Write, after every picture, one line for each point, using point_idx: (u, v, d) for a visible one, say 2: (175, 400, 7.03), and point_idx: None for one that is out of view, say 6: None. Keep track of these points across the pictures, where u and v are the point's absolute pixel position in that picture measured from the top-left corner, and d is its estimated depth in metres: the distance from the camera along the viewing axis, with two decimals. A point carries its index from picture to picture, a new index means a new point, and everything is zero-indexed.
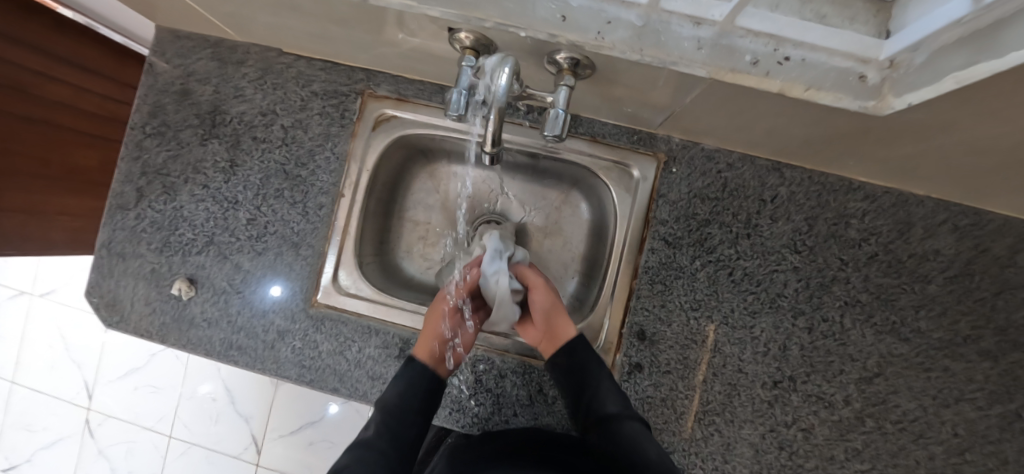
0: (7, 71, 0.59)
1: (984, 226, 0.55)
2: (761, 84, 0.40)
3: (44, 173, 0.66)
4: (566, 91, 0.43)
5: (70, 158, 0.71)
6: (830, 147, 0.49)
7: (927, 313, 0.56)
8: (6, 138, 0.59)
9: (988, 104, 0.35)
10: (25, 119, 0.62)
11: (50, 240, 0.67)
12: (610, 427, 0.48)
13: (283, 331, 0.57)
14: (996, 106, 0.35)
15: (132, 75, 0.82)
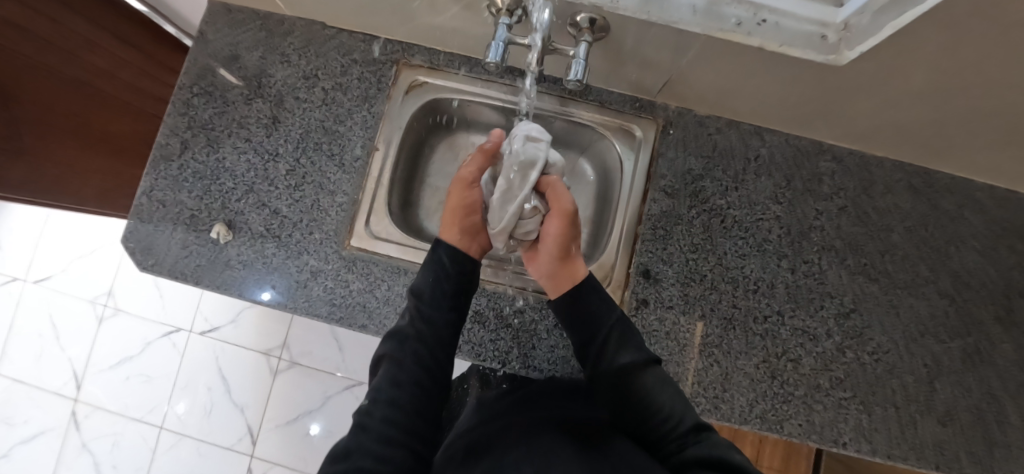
0: (56, 29, 0.62)
1: (932, 184, 0.65)
2: (742, 42, 0.48)
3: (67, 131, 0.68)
4: (585, 46, 0.52)
5: (99, 125, 0.73)
6: (802, 107, 0.58)
7: (893, 258, 0.63)
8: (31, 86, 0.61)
9: (919, 51, 0.44)
10: (59, 76, 0.65)
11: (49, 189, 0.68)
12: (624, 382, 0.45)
13: (316, 271, 0.61)
14: (924, 53, 0.44)
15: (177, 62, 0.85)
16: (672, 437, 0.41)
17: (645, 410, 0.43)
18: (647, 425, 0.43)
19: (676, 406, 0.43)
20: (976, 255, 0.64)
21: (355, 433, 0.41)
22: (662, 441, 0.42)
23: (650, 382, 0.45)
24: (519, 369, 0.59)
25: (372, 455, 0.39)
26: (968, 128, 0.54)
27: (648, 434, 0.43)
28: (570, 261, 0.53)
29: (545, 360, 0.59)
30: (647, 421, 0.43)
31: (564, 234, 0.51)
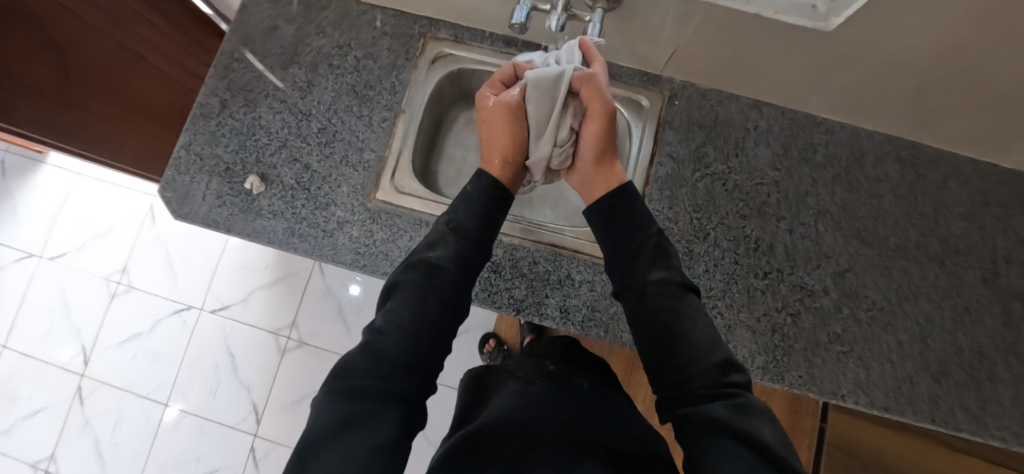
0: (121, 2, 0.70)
1: (918, 156, 0.70)
2: (742, 10, 0.54)
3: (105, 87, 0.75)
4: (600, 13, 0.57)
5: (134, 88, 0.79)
6: (796, 78, 0.64)
7: (884, 222, 0.68)
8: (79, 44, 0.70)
9: (893, 18, 0.50)
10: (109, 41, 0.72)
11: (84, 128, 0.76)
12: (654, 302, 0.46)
13: (342, 222, 0.64)
14: (897, 19, 0.49)
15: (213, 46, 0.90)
16: (695, 390, 0.40)
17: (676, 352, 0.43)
18: (673, 371, 0.43)
19: (704, 346, 0.43)
20: (961, 221, 0.68)
21: (364, 354, 0.44)
22: (687, 372, 0.42)
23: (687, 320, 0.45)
24: (532, 317, 0.61)
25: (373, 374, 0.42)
26: (945, 95, 0.59)
27: (673, 362, 0.43)
28: (605, 170, 0.55)
29: (557, 308, 0.62)
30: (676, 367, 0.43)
31: (601, 130, 0.54)
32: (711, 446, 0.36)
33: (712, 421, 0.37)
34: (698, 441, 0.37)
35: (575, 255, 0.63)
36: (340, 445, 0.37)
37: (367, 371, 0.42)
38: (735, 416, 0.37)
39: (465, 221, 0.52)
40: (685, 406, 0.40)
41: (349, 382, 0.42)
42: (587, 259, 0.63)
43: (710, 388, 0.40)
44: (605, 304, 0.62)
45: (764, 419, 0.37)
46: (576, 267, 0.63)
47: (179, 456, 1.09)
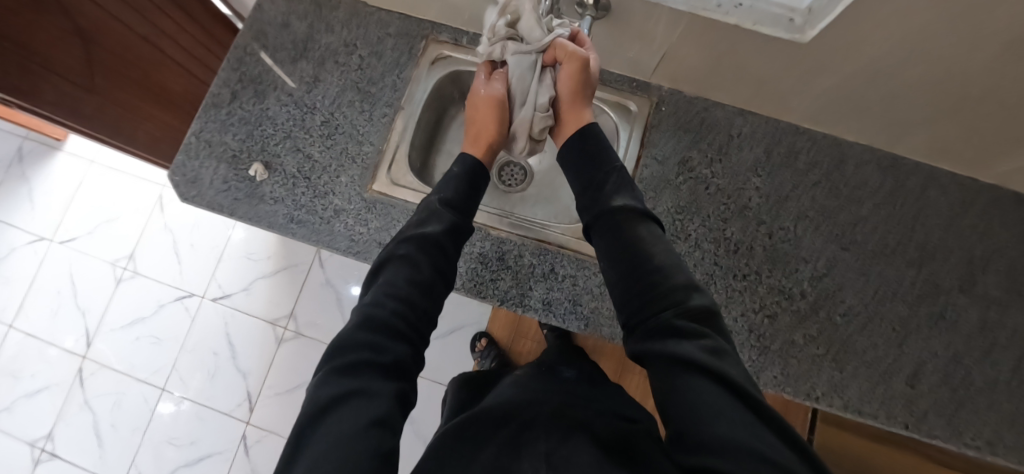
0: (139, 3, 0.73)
1: (898, 166, 0.72)
2: (721, 21, 0.57)
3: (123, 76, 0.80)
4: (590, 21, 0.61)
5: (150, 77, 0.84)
6: (777, 87, 0.66)
7: (863, 229, 0.69)
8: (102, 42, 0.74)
9: (861, 31, 0.53)
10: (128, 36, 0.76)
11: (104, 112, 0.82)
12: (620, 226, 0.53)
13: (339, 210, 0.67)
14: (864, 33, 0.53)
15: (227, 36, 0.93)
16: (667, 324, 0.45)
17: (649, 288, 0.49)
18: (645, 306, 0.48)
19: (667, 270, 0.49)
20: (939, 230, 0.70)
21: (359, 325, 0.48)
22: (652, 291, 0.48)
23: (655, 259, 0.50)
24: (516, 308, 0.64)
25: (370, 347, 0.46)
26: (917, 106, 0.62)
27: (641, 287, 0.49)
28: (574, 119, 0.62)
29: (540, 300, 0.64)
30: (649, 304, 0.48)
31: (574, 75, 0.60)
32: (678, 379, 0.41)
33: (680, 356, 0.42)
34: (668, 373, 0.42)
35: (560, 250, 0.66)
36: (341, 413, 0.40)
37: (362, 341, 0.46)
38: (702, 354, 0.42)
39: (454, 198, 0.60)
40: (656, 337, 0.45)
41: (346, 353, 0.46)
42: (571, 255, 0.66)
43: (680, 323, 0.45)
44: (586, 298, 0.64)
45: (725, 352, 0.43)
46: (560, 262, 0.65)
47: (174, 439, 1.11)
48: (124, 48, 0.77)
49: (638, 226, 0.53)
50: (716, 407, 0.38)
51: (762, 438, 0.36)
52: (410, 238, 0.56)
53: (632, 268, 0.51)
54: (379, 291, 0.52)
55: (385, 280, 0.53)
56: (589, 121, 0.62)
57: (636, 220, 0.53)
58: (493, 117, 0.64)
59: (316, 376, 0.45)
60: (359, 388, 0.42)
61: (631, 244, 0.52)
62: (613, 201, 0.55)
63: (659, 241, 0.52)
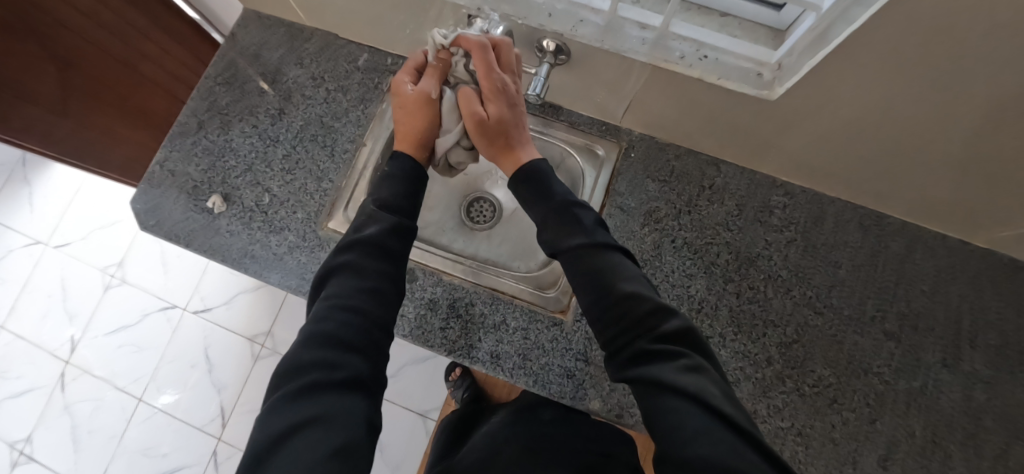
0: (113, 21, 0.74)
1: (883, 225, 0.67)
2: (683, 73, 0.55)
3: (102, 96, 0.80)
4: (547, 66, 0.59)
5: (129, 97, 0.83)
6: (747, 139, 0.63)
7: (838, 293, 0.65)
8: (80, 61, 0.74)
9: (828, 89, 0.50)
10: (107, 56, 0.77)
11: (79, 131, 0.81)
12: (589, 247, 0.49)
13: (293, 246, 0.67)
14: (831, 91, 0.50)
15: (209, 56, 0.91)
16: (642, 350, 0.43)
17: (618, 315, 0.46)
18: (619, 331, 0.45)
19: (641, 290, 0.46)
20: (923, 298, 0.65)
21: (310, 343, 0.43)
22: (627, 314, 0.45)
23: (620, 284, 0.46)
24: (463, 359, 0.62)
25: (326, 366, 0.42)
26: (896, 168, 0.58)
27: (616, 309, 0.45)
28: (511, 151, 0.57)
29: (488, 353, 0.62)
30: (622, 329, 0.45)
31: (476, 129, 0.56)
32: (659, 402, 0.39)
33: (657, 382, 0.40)
34: (649, 400, 0.40)
35: (513, 301, 0.64)
36: (298, 443, 0.37)
37: (314, 362, 0.42)
38: (679, 375, 0.40)
39: (395, 198, 0.54)
40: (636, 362, 0.43)
41: (300, 376, 0.41)
42: (524, 306, 0.64)
43: (655, 346, 0.42)
44: (535, 353, 0.62)
45: (704, 368, 0.41)
46: (512, 314, 0.63)
47: (149, 449, 1.12)
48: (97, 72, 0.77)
49: (597, 255, 0.48)
50: (700, 428, 0.37)
51: (747, 456, 0.35)
52: (353, 242, 0.50)
53: (597, 298, 0.47)
54: (323, 303, 0.47)
55: (328, 292, 0.48)
56: (526, 160, 0.57)
57: (594, 250, 0.49)
58: (421, 121, 0.59)
59: (272, 403, 0.41)
60: (316, 416, 0.38)
61: (592, 275, 0.48)
62: (560, 241, 0.50)
63: (623, 267, 0.48)
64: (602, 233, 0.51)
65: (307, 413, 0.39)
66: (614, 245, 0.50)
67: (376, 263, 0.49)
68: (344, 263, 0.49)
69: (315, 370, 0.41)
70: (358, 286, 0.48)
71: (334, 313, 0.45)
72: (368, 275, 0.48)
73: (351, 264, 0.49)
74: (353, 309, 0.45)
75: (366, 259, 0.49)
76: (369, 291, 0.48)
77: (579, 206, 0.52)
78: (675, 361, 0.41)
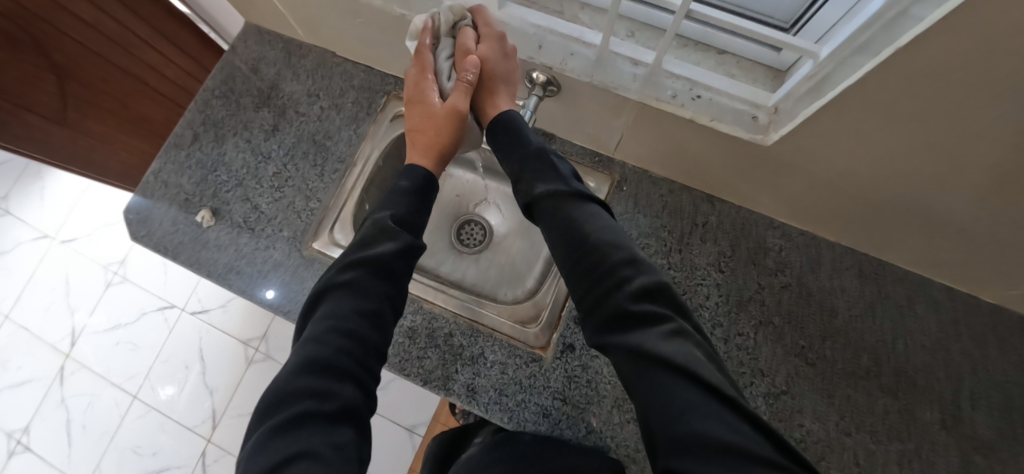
0: (118, 29, 0.77)
1: (885, 274, 0.65)
2: (675, 112, 0.54)
3: (105, 103, 0.83)
4: (534, 99, 0.60)
5: (131, 102, 0.87)
6: (743, 179, 0.61)
7: (832, 343, 0.62)
8: (87, 71, 0.77)
9: (823, 139, 0.48)
10: (111, 63, 0.80)
11: (76, 138, 0.83)
12: (558, 201, 0.48)
13: (277, 264, 0.66)
14: (826, 141, 0.48)
15: (209, 61, 0.98)
16: (623, 310, 0.41)
17: (596, 273, 0.44)
18: (594, 296, 0.43)
19: (611, 251, 0.44)
20: (923, 353, 0.62)
21: (298, 369, 0.42)
22: (598, 273, 0.44)
23: (599, 260, 0.44)
24: (439, 391, 0.61)
25: (314, 395, 0.40)
26: (898, 221, 0.56)
27: (586, 270, 0.45)
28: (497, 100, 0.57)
29: (464, 385, 0.61)
30: (601, 289, 0.43)
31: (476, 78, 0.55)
32: (643, 377, 0.37)
33: (639, 350, 0.38)
34: (631, 369, 0.39)
35: (492, 334, 0.63)
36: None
37: (303, 390, 0.40)
38: (663, 340, 0.38)
39: (406, 215, 0.52)
40: (613, 330, 0.41)
41: (288, 405, 0.40)
42: (503, 340, 0.63)
43: (636, 306, 0.40)
44: (512, 389, 0.60)
45: (688, 331, 0.39)
46: (491, 347, 0.62)
47: (138, 447, 1.14)
48: (101, 79, 0.80)
49: (571, 205, 0.47)
50: (685, 399, 0.35)
51: (736, 430, 0.33)
52: (360, 260, 0.48)
53: (573, 251, 0.46)
54: (320, 321, 0.45)
55: (326, 307, 0.46)
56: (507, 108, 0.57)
57: (568, 200, 0.48)
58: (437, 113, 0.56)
59: (259, 435, 0.39)
60: (300, 454, 0.36)
61: (565, 226, 0.46)
62: (533, 190, 0.49)
63: (596, 217, 0.47)
64: (575, 180, 0.50)
65: (291, 450, 0.37)
66: (588, 195, 0.49)
67: (378, 283, 0.48)
68: (346, 281, 0.47)
69: (304, 400, 0.40)
70: (360, 306, 0.46)
71: (331, 337, 0.43)
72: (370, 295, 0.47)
73: (355, 281, 0.47)
74: (349, 334, 0.44)
75: (370, 279, 0.47)
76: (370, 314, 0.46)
77: (554, 159, 0.52)
78: (657, 324, 0.39)
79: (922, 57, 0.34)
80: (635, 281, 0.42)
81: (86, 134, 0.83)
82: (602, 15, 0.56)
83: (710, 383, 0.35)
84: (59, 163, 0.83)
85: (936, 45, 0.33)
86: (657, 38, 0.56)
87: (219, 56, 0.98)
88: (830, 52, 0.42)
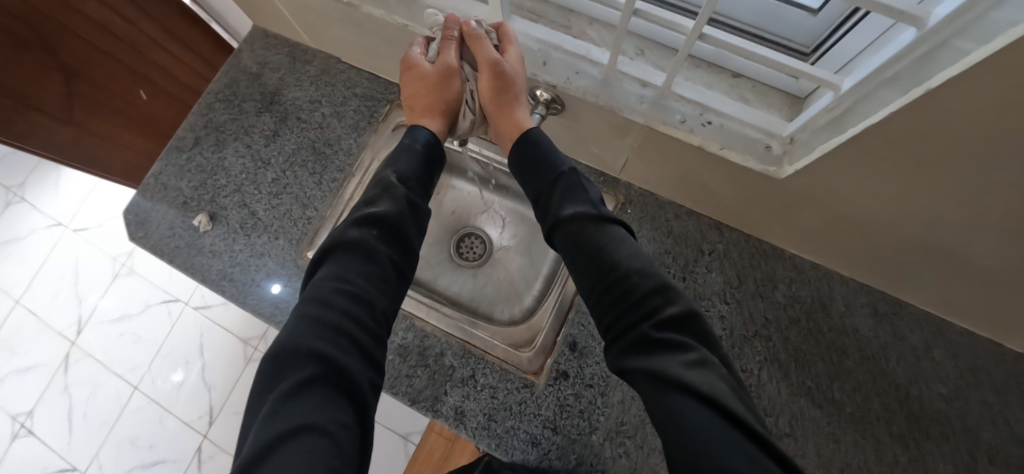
0: (127, 30, 0.78)
1: (902, 315, 0.61)
2: (684, 138, 0.51)
3: (113, 101, 0.85)
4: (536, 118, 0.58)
5: (139, 101, 0.89)
6: (755, 208, 0.58)
7: (841, 385, 0.59)
8: (96, 70, 0.78)
9: (840, 176, 0.44)
10: (120, 62, 0.81)
11: (82, 135, 0.84)
12: (585, 226, 0.48)
13: (269, 273, 0.65)
14: (843, 178, 0.44)
15: (218, 61, 1.00)
16: (646, 337, 0.42)
17: (620, 298, 0.45)
18: (620, 316, 0.44)
19: (636, 275, 0.45)
20: (940, 402, 0.58)
21: (307, 332, 0.40)
22: (623, 297, 0.45)
23: (623, 283, 0.45)
24: (426, 411, 0.60)
25: (325, 360, 0.38)
26: (921, 264, 0.52)
27: (611, 294, 0.45)
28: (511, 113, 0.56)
29: (453, 408, 0.59)
30: (624, 313, 0.44)
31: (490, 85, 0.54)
32: (662, 399, 0.38)
33: (661, 376, 0.39)
34: (651, 394, 0.39)
35: (484, 356, 0.61)
36: (288, 453, 0.32)
37: (313, 355, 0.38)
38: (686, 368, 0.39)
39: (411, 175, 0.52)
40: (636, 352, 0.42)
41: (296, 370, 0.37)
42: (496, 363, 0.61)
43: (660, 334, 0.42)
44: (501, 414, 0.58)
45: (711, 359, 0.40)
46: (482, 370, 0.60)
47: (135, 439, 1.15)
48: (111, 79, 0.81)
49: (598, 230, 0.48)
50: (705, 424, 0.36)
51: (756, 458, 0.34)
52: (370, 219, 0.48)
53: (600, 278, 0.46)
54: (325, 282, 0.44)
55: (330, 268, 0.45)
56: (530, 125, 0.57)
57: (594, 226, 0.48)
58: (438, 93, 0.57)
59: (264, 401, 0.37)
60: (308, 426, 0.34)
61: (591, 252, 0.47)
62: (561, 213, 0.49)
63: (622, 242, 0.47)
64: (605, 208, 0.50)
65: (301, 419, 0.34)
66: (613, 218, 0.49)
67: (386, 248, 0.47)
68: (354, 240, 0.46)
69: (318, 363, 0.38)
70: (368, 268, 0.45)
71: (339, 300, 0.42)
72: (378, 257, 0.46)
73: (364, 243, 0.46)
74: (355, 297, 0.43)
75: (381, 242, 0.47)
76: (376, 276, 0.45)
77: (583, 183, 0.52)
78: (679, 352, 0.40)
79: (951, 103, 0.31)
80: (663, 309, 0.43)
81: (91, 132, 0.85)
82: (611, 32, 0.54)
83: (732, 411, 0.36)
84: (63, 161, 0.84)
85: (972, 92, 0.30)
86: (668, 58, 0.53)
87: (228, 56, 1.00)
88: (852, 85, 0.39)
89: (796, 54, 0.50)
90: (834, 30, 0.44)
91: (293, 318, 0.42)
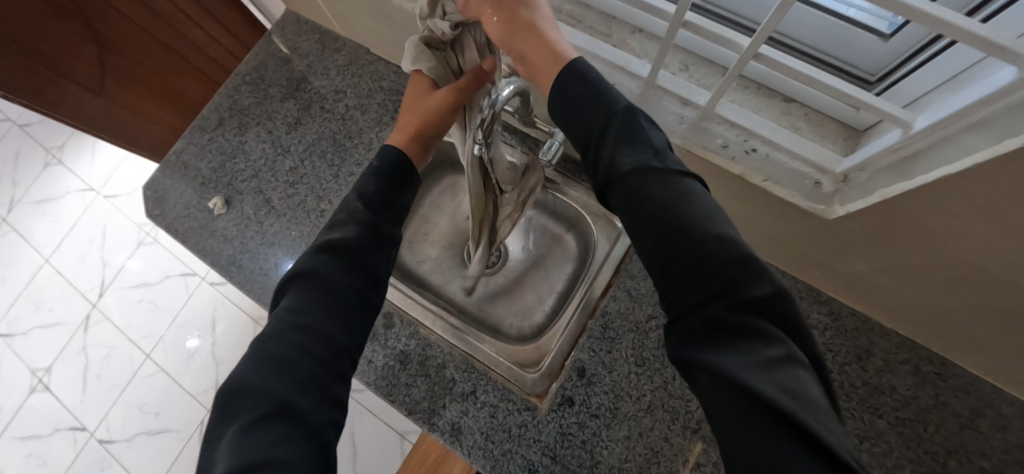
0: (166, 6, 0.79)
1: (948, 378, 0.55)
2: (724, 165, 0.47)
3: (146, 76, 0.87)
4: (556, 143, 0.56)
5: (171, 76, 0.90)
6: (795, 243, 0.53)
7: (871, 448, 0.54)
8: (131, 44, 0.79)
9: (897, 222, 0.40)
10: (154, 37, 0.82)
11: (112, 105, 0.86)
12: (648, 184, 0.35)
13: (278, 263, 0.63)
14: (900, 225, 0.40)
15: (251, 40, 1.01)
16: (719, 324, 0.30)
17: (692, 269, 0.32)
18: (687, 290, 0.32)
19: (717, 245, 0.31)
20: None
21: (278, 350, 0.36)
22: (695, 265, 0.31)
23: (698, 251, 0.32)
24: (422, 423, 0.57)
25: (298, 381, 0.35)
26: (981, 326, 0.46)
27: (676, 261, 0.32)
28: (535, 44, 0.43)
29: (450, 423, 0.57)
30: (690, 283, 0.32)
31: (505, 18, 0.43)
32: (733, 418, 0.27)
33: (737, 390, 0.27)
34: (719, 407, 0.27)
35: (487, 372, 0.58)
36: None
37: None
38: (772, 381, 0.26)
39: (376, 197, 0.46)
40: (705, 343, 0.30)
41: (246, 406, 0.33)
42: (496, 379, 0.58)
43: (741, 326, 0.29)
44: (497, 437, 0.56)
45: (804, 364, 0.28)
46: (483, 386, 0.58)
47: (143, 405, 1.18)
48: (142, 54, 0.82)
49: (664, 188, 0.34)
50: (778, 456, 0.24)
51: None
52: (331, 247, 0.42)
53: (665, 240, 0.33)
54: (308, 295, 0.39)
55: (288, 301, 0.40)
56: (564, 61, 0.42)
57: (661, 181, 0.35)
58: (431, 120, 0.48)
59: (220, 440, 0.32)
60: (265, 463, 0.29)
61: (653, 216, 0.34)
62: (613, 168, 0.37)
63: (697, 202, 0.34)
64: (672, 157, 0.37)
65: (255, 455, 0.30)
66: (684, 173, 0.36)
67: (350, 277, 0.41)
68: (310, 270, 0.41)
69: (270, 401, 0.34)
70: (325, 295, 0.40)
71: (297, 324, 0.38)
72: (334, 290, 0.40)
73: (329, 265, 0.41)
74: (333, 321, 0.39)
75: (338, 272, 0.41)
76: (336, 310, 0.40)
77: (645, 124, 0.38)
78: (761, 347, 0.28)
79: None
80: (746, 286, 0.30)
81: (120, 104, 0.87)
82: (654, 44, 0.50)
83: (823, 443, 0.24)
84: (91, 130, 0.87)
85: None
86: (714, 76, 0.49)
87: (261, 36, 1.01)
88: (925, 126, 0.34)
89: (859, 82, 0.45)
90: (907, 60, 0.39)
91: (251, 353, 0.37)
